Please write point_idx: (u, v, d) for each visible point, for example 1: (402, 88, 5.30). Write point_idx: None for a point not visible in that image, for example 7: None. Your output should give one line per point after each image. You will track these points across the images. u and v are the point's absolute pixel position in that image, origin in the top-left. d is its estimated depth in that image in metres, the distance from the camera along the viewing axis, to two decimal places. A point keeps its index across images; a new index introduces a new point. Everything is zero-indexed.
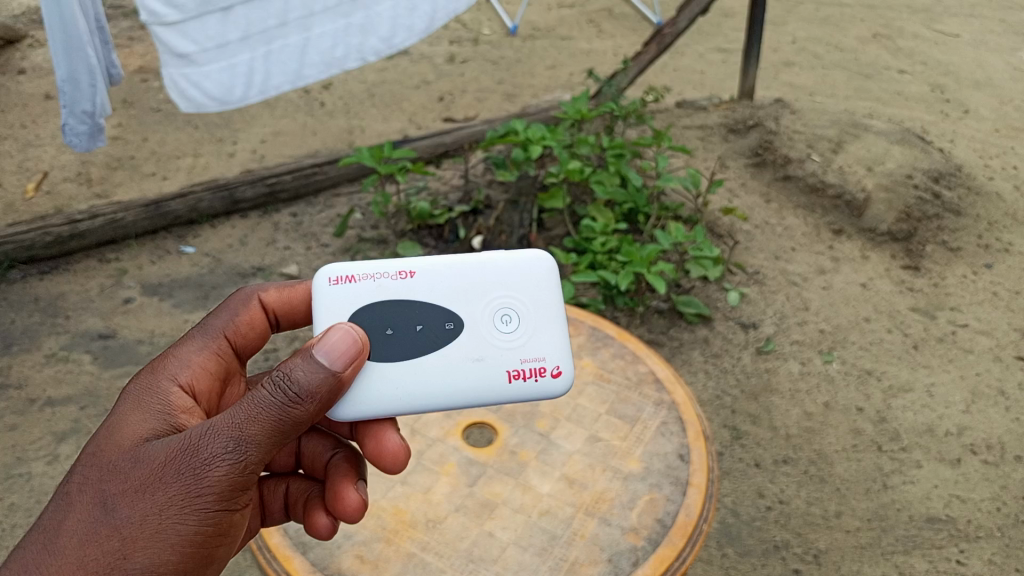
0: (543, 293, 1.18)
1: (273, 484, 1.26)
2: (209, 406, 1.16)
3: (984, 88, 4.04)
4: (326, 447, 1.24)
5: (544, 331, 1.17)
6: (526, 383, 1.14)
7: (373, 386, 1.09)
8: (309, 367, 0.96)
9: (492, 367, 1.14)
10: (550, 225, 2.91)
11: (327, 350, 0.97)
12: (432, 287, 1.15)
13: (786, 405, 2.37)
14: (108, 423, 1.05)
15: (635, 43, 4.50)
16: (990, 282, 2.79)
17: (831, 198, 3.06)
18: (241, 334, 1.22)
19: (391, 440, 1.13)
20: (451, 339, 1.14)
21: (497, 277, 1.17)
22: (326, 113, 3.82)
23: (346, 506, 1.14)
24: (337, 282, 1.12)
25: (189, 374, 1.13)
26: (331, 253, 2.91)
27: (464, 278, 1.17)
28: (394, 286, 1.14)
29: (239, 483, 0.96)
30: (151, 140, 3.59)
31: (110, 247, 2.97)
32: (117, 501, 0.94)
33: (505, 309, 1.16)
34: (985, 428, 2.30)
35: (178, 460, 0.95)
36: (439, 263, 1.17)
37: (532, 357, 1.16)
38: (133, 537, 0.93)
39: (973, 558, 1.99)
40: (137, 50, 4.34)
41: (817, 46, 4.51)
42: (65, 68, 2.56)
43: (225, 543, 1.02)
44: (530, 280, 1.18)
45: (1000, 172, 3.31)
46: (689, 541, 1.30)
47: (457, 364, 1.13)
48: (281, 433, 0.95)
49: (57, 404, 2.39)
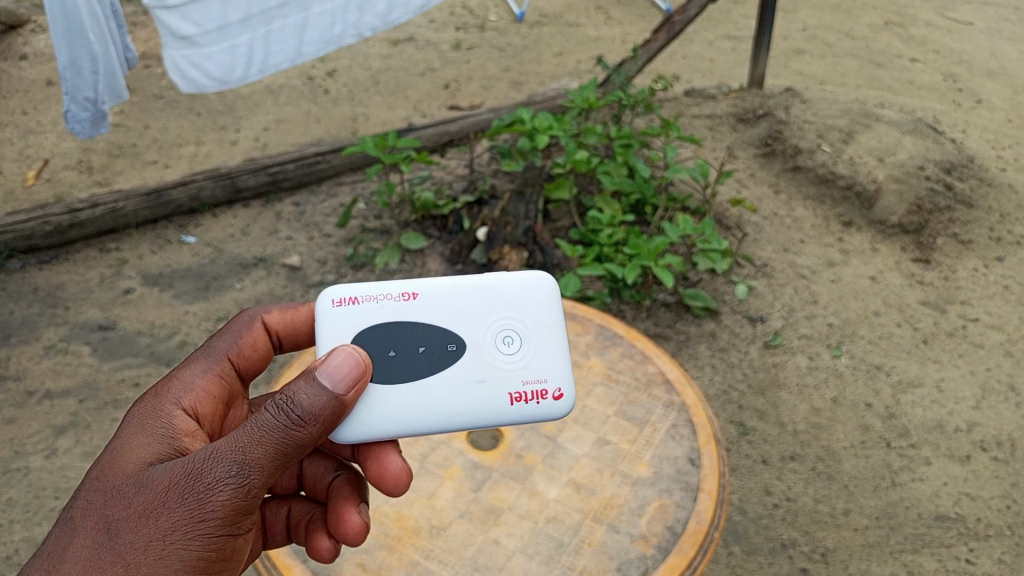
0: (543, 314, 1.15)
1: (275, 505, 1.24)
2: (212, 430, 1.12)
3: (997, 77, 3.98)
4: (328, 469, 1.22)
5: (546, 353, 1.13)
6: (528, 405, 1.10)
7: (375, 407, 1.06)
8: (312, 391, 0.93)
9: (493, 389, 1.10)
10: (556, 216, 2.86)
11: (330, 372, 0.95)
12: (435, 308, 1.13)
13: (794, 400, 2.34)
14: (111, 448, 1.02)
15: (643, 30, 4.43)
16: (1002, 276, 2.75)
17: (840, 188, 3.01)
18: (245, 356, 1.20)
19: (393, 462, 1.10)
20: (454, 361, 1.10)
21: (499, 298, 1.15)
22: (329, 100, 3.79)
23: (348, 529, 1.12)
24: (339, 304, 1.10)
25: (193, 398, 1.11)
26: (333, 243, 2.88)
27: (466, 300, 1.14)
28: (396, 307, 1.11)
29: (244, 507, 0.93)
30: (153, 127, 3.56)
31: (111, 236, 2.94)
32: (121, 527, 0.92)
33: (507, 330, 1.13)
34: (995, 424, 2.27)
35: (181, 486, 0.93)
36: (442, 284, 1.14)
37: (534, 378, 1.12)
38: (137, 562, 0.90)
39: (983, 558, 1.96)
40: (140, 36, 4.29)
41: (828, 34, 4.45)
42: (67, 54, 2.50)
43: (228, 568, 0.99)
44: (532, 302, 1.15)
45: (1012, 163, 3.26)
46: (700, 549, 1.27)
47: (458, 385, 1.09)
48: (285, 457, 0.92)
49: (57, 396, 2.37)
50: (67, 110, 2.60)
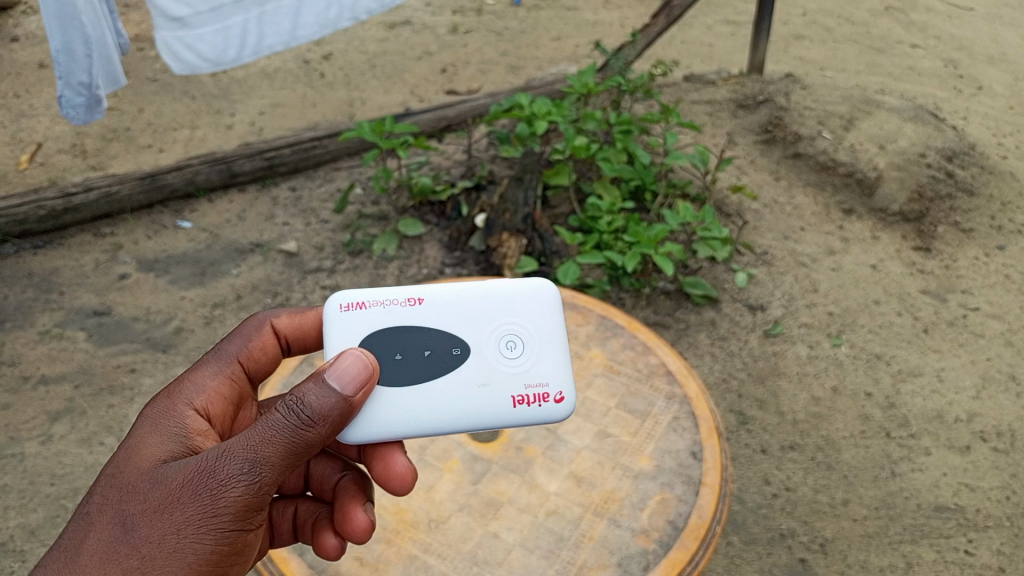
0: (547, 319, 1.14)
1: (282, 505, 1.22)
2: (223, 432, 1.11)
3: (998, 64, 3.95)
4: (334, 469, 1.20)
5: (548, 357, 1.12)
6: (530, 408, 1.09)
7: (380, 411, 1.05)
8: (321, 392, 0.92)
9: (496, 393, 1.09)
10: (555, 203, 2.84)
11: (338, 375, 0.94)
12: (441, 314, 1.12)
13: (793, 389, 2.33)
14: (124, 446, 1.01)
15: (642, 14, 4.39)
16: (1002, 265, 2.73)
17: (841, 176, 2.99)
18: (254, 358, 1.19)
19: (399, 462, 1.09)
20: (458, 365, 1.09)
21: (503, 303, 1.13)
22: (326, 84, 3.75)
23: (355, 528, 1.11)
24: (347, 309, 1.09)
25: (205, 398, 1.09)
26: (330, 229, 2.85)
27: (471, 305, 1.13)
28: (402, 312, 1.10)
29: (255, 505, 0.92)
30: (148, 111, 3.52)
31: (105, 221, 2.91)
32: (135, 522, 0.91)
33: (511, 335, 1.11)
34: (995, 414, 2.27)
35: (195, 482, 0.92)
36: (447, 289, 1.13)
37: (536, 382, 1.10)
38: (150, 558, 0.89)
39: (981, 548, 1.96)
40: (134, 17, 4.23)
41: (829, 19, 4.42)
42: (60, 37, 2.47)
43: (239, 565, 0.98)
44: (535, 308, 1.14)
45: (1014, 151, 3.24)
46: (702, 544, 1.26)
47: (462, 389, 1.08)
48: (295, 456, 0.91)
49: (51, 382, 2.35)
50: (61, 95, 2.57)
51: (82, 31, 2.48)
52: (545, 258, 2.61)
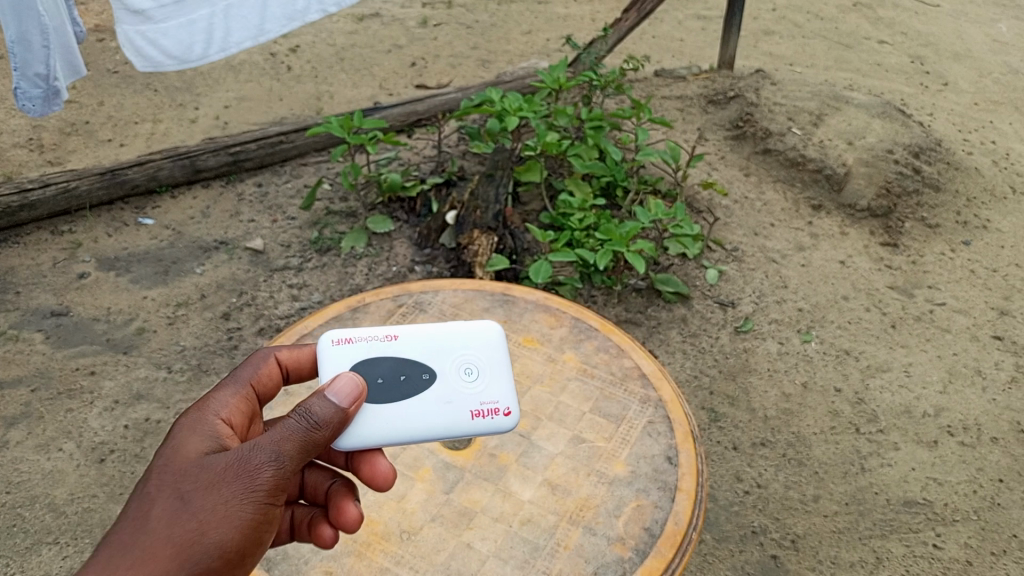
0: (497, 355, 1.14)
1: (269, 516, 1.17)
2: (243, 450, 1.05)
3: (963, 60, 4.00)
4: (325, 477, 1.17)
5: (500, 385, 1.12)
6: (486, 420, 1.07)
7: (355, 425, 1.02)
8: (324, 405, 0.95)
9: (458, 410, 1.07)
10: (526, 199, 2.82)
11: (336, 392, 0.97)
12: (412, 347, 1.11)
13: (764, 385, 2.33)
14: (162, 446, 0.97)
15: (612, 8, 4.37)
16: (967, 260, 2.77)
17: (811, 172, 3.00)
18: (263, 384, 1.13)
19: (382, 463, 1.08)
20: (426, 386, 1.08)
21: (461, 338, 1.14)
22: (292, 77, 3.68)
23: (346, 519, 1.12)
24: (339, 343, 1.09)
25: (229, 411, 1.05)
26: (297, 226, 2.80)
27: (437, 340, 1.13)
28: (381, 346, 1.10)
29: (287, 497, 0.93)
30: (108, 104, 3.43)
31: (63, 218, 2.82)
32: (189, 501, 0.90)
33: (469, 365, 1.12)
34: (962, 408, 2.29)
35: (235, 471, 0.91)
36: (417, 329, 1.14)
37: (489, 400, 1.09)
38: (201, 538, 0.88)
39: (949, 542, 1.98)
40: (93, 7, 4.12)
41: (798, 15, 4.44)
42: (15, 27, 2.38)
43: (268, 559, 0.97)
44: (490, 344, 1.15)
45: (978, 147, 3.28)
46: (678, 551, 1.24)
47: (429, 406, 1.06)
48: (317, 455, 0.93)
49: (6, 386, 2.27)
50: (17, 88, 2.48)
51: (39, 21, 2.40)
52: (516, 255, 2.57)
